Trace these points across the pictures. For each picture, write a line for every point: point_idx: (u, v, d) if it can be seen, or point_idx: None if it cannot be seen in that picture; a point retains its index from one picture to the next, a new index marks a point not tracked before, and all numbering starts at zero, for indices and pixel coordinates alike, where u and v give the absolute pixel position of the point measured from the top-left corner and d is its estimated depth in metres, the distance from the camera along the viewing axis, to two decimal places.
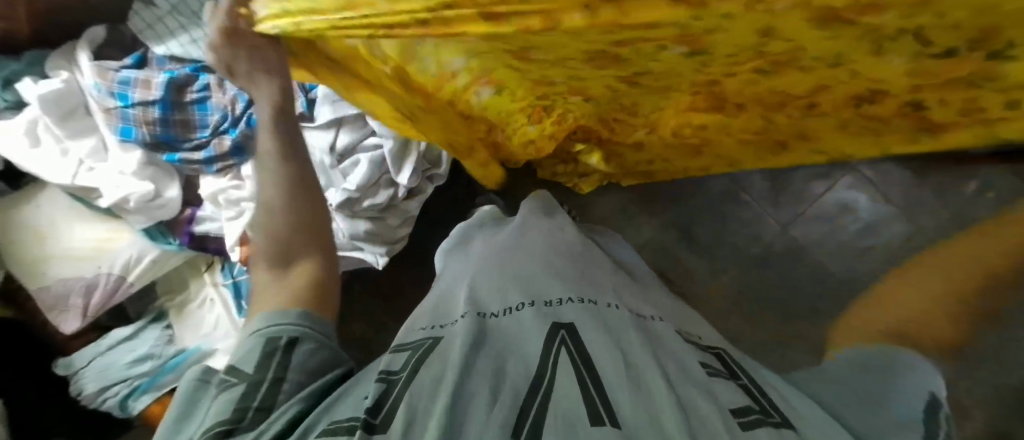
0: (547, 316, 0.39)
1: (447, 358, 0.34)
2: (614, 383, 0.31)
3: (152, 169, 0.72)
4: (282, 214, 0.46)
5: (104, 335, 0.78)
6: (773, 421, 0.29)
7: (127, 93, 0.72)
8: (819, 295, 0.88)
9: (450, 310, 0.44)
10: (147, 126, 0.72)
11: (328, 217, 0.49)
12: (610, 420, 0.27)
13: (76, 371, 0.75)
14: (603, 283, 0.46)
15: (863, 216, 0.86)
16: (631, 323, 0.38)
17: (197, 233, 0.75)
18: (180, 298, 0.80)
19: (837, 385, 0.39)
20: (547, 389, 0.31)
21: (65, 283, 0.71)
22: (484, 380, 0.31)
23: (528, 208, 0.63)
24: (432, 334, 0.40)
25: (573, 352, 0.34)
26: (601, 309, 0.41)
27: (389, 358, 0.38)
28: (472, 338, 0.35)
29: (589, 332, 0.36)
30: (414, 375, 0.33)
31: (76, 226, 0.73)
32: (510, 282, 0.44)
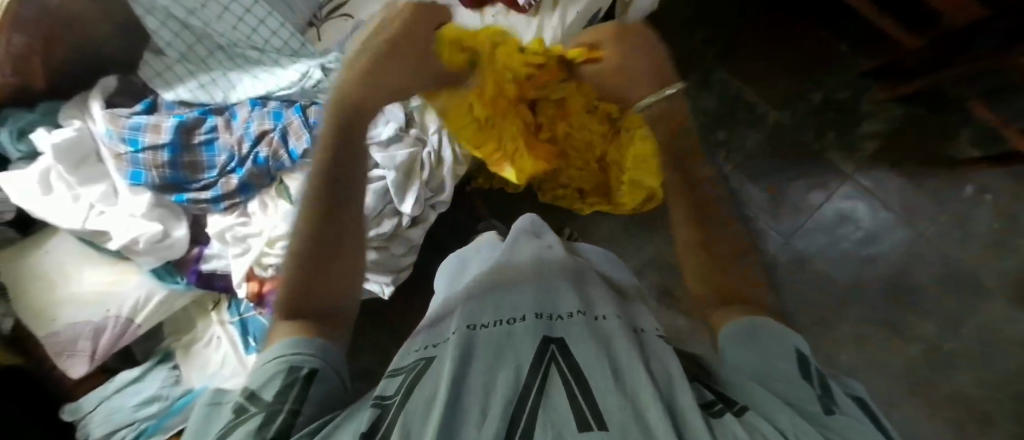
0: (537, 330, 0.39)
1: (439, 376, 0.35)
2: (603, 390, 0.32)
3: (160, 209, 0.74)
4: (309, 249, 0.47)
5: (110, 379, 0.77)
6: (736, 409, 0.32)
7: (137, 138, 0.74)
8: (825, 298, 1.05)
9: (443, 328, 0.44)
10: (157, 170, 0.74)
11: (347, 263, 0.50)
12: (596, 424, 0.29)
13: (83, 415, 0.75)
14: (593, 294, 0.47)
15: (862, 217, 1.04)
16: (619, 330, 0.40)
17: (205, 271, 0.76)
18: (187, 338, 0.80)
19: (744, 352, 0.39)
20: (537, 400, 0.32)
21: (73, 328, 0.71)
22: (477, 396, 0.32)
23: (519, 227, 0.63)
24: (426, 354, 0.40)
25: (563, 365, 0.35)
26: (589, 321, 0.42)
27: (385, 383, 0.38)
28: (462, 354, 0.36)
29: (577, 344, 0.38)
30: (407, 397, 0.34)
31: (86, 270, 0.74)
32: (496, 299, 0.45)
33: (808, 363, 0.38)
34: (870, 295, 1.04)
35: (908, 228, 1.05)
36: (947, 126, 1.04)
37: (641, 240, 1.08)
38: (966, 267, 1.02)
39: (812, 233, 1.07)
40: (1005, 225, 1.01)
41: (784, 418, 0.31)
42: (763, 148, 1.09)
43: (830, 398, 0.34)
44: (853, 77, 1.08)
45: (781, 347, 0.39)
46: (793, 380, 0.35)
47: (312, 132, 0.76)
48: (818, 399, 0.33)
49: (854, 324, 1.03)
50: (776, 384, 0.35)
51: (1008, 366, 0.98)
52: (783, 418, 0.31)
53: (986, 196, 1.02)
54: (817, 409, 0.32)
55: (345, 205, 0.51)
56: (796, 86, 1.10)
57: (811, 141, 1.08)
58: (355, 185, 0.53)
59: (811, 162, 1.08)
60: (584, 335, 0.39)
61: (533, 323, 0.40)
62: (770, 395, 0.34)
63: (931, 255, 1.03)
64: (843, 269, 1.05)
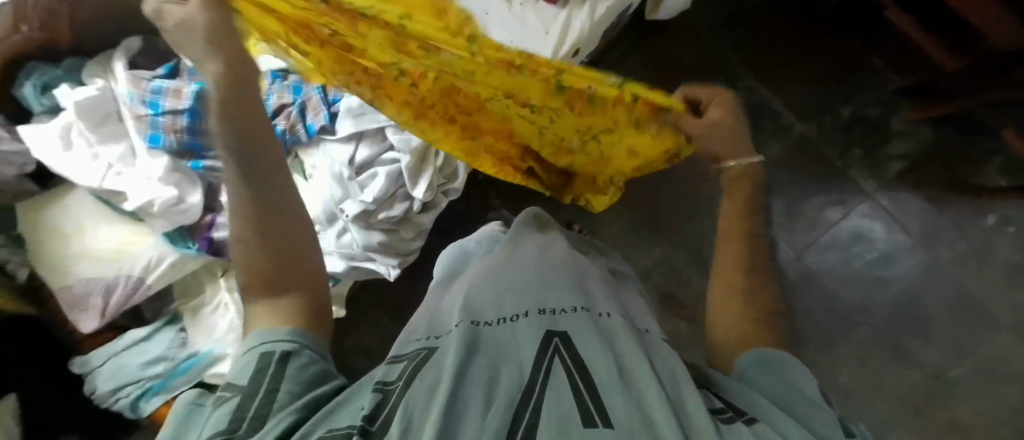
0: (542, 325, 0.39)
1: (442, 366, 0.35)
2: (608, 386, 0.32)
3: (178, 175, 0.74)
4: (252, 251, 0.42)
5: (120, 336, 0.79)
6: (745, 418, 0.32)
7: (158, 102, 0.74)
8: (832, 319, 1.04)
9: (446, 320, 0.44)
10: (175, 134, 0.74)
11: (306, 248, 0.44)
12: (602, 420, 0.29)
13: (90, 370, 0.76)
14: (596, 291, 0.47)
15: (880, 246, 1.04)
16: (624, 329, 0.40)
17: (216, 239, 0.76)
18: (195, 302, 0.81)
19: (773, 380, 0.38)
20: (542, 395, 0.32)
21: (86, 283, 0.73)
22: (481, 388, 0.33)
23: (521, 221, 0.62)
24: (428, 344, 0.40)
25: (567, 360, 0.35)
26: (592, 317, 0.42)
27: (385, 369, 0.38)
28: (466, 346, 0.36)
29: (582, 339, 0.38)
30: (408, 385, 0.33)
31: (102, 227, 0.75)
32: (501, 295, 0.45)
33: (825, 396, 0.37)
34: (880, 318, 1.03)
35: (925, 253, 1.03)
36: (975, 153, 1.01)
37: (647, 243, 1.08)
38: (979, 298, 1.01)
39: (826, 251, 1.06)
40: None
41: (798, 436, 0.31)
42: (784, 160, 1.07)
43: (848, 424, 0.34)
44: (883, 94, 1.05)
45: (802, 376, 0.38)
46: (813, 402, 0.35)
47: (330, 108, 0.75)
48: (839, 423, 0.33)
49: (858, 345, 1.03)
50: (797, 409, 0.35)
51: (1008, 400, 0.98)
52: (793, 431, 0.31)
53: (1008, 227, 1.01)
54: (836, 428, 0.33)
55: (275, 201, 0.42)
56: (826, 99, 1.07)
57: (834, 156, 1.06)
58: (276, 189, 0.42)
59: (832, 178, 1.06)
60: (589, 330, 0.39)
61: (536, 319, 0.40)
62: (780, 409, 0.35)
63: (945, 282, 1.02)
64: (850, 288, 1.04)
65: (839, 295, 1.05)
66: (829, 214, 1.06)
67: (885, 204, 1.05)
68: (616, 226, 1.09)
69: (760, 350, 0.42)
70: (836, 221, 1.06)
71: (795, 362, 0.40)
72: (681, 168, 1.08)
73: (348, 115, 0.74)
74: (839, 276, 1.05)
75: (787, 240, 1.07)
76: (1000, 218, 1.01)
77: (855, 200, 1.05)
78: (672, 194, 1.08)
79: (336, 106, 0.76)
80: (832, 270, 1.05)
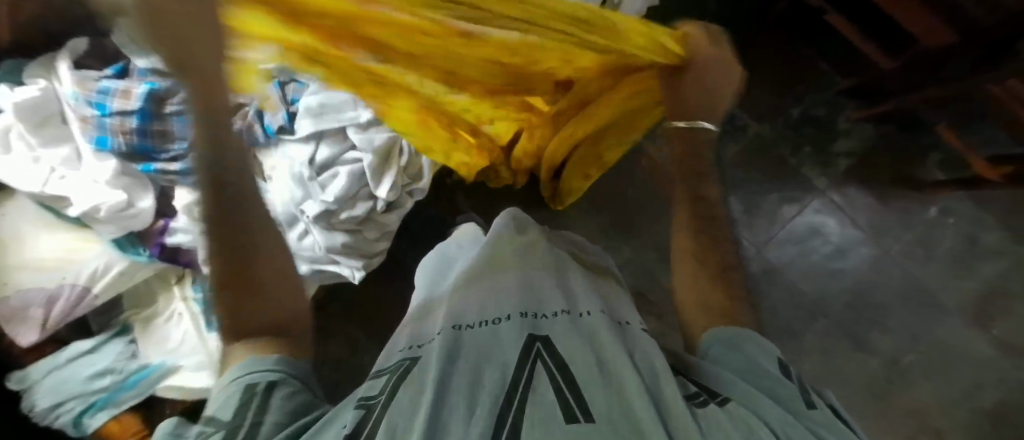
0: (524, 327, 0.40)
1: (423, 377, 0.35)
2: (590, 385, 0.33)
3: (127, 178, 0.71)
4: (231, 299, 0.42)
5: (63, 348, 0.73)
6: (719, 400, 0.34)
7: (105, 102, 0.71)
8: (792, 311, 1.08)
9: (429, 328, 0.44)
10: (123, 136, 0.71)
11: (291, 304, 0.45)
12: (584, 417, 0.30)
13: (30, 385, 0.70)
14: (577, 289, 0.48)
15: (833, 239, 1.09)
16: (606, 325, 0.40)
17: (169, 245, 0.74)
18: (147, 313, 0.78)
19: (736, 354, 0.41)
20: (523, 399, 0.32)
21: (24, 294, 0.68)
22: (462, 397, 0.32)
23: (504, 219, 0.61)
24: (409, 354, 0.40)
25: (549, 362, 0.35)
26: (574, 318, 0.42)
27: (367, 385, 0.38)
28: (446, 355, 0.36)
29: (563, 341, 0.38)
30: (390, 400, 0.33)
31: (43, 236, 0.70)
32: (484, 297, 0.45)
33: (787, 368, 0.40)
34: (837, 308, 1.08)
35: (875, 245, 1.09)
36: (917, 149, 1.07)
37: (615, 243, 1.10)
38: (926, 285, 1.07)
39: (784, 245, 1.10)
40: (966, 245, 1.06)
41: (773, 416, 0.33)
42: (741, 159, 1.11)
43: (809, 394, 0.37)
44: (830, 95, 1.10)
45: (762, 346, 0.42)
46: (774, 378, 0.38)
47: (289, 108, 0.74)
48: (802, 395, 0.36)
49: (816, 335, 1.07)
50: (762, 381, 0.38)
51: (957, 380, 1.04)
52: (771, 412, 0.33)
53: (948, 218, 1.07)
54: (800, 402, 0.35)
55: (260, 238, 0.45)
56: (778, 99, 1.11)
57: (788, 154, 1.11)
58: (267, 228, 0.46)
59: (786, 176, 1.11)
60: (570, 332, 0.39)
61: (518, 322, 0.40)
62: (750, 385, 0.37)
63: (895, 272, 1.08)
64: (808, 280, 1.09)
65: (798, 288, 1.09)
66: (786, 210, 1.11)
67: (837, 199, 1.10)
68: (583, 226, 1.10)
69: (726, 327, 0.44)
70: (792, 216, 1.10)
71: (760, 341, 0.42)
72: (643, 169, 1.11)
73: (306, 114, 0.72)
74: (797, 270, 1.09)
75: (748, 236, 1.10)
76: (941, 209, 1.07)
77: (809, 197, 1.10)
78: (637, 195, 1.11)
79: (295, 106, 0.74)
80: (790, 264, 1.10)
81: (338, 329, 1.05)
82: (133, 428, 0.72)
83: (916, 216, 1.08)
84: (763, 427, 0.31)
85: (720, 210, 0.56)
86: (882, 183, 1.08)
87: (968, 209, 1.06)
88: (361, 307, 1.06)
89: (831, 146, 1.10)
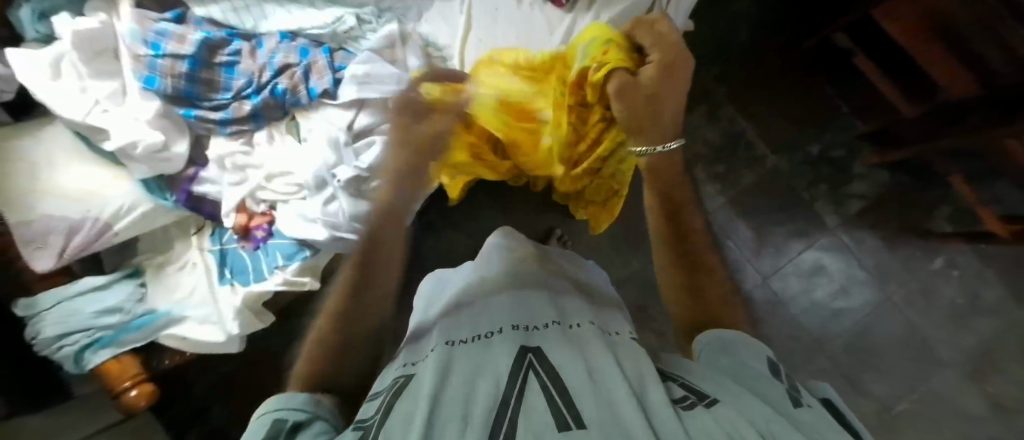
0: (515, 342, 0.42)
1: (419, 390, 0.36)
2: (580, 393, 0.34)
3: (165, 120, 0.72)
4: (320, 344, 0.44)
5: (73, 281, 0.72)
6: (707, 401, 0.34)
7: (160, 44, 0.72)
8: (791, 345, 1.09)
9: (422, 346, 0.47)
10: (172, 78, 0.72)
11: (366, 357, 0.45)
12: (575, 424, 0.31)
13: (36, 313, 0.68)
14: (569, 306, 0.51)
15: (838, 278, 1.11)
16: (593, 338, 0.42)
17: (195, 193, 0.75)
18: (161, 259, 0.79)
19: (732, 359, 0.41)
20: (516, 406, 0.33)
21: (48, 221, 0.67)
22: (457, 408, 0.33)
23: (498, 242, 0.65)
24: (406, 371, 0.42)
25: (540, 373, 0.37)
26: (564, 329, 0.45)
27: (365, 405, 0.38)
28: (441, 370, 0.38)
29: (553, 351, 0.41)
30: (386, 415, 0.34)
31: (75, 167, 0.71)
32: (474, 316, 0.48)
33: (776, 367, 0.39)
34: (835, 347, 1.09)
35: (879, 288, 1.10)
36: (928, 200, 1.10)
37: (625, 256, 1.11)
38: (925, 335, 1.08)
39: (789, 278, 1.12)
40: (967, 299, 1.08)
41: (758, 412, 0.32)
42: (757, 189, 1.14)
43: (797, 392, 0.36)
44: (848, 138, 1.13)
45: (753, 349, 0.41)
46: (760, 377, 0.37)
47: (336, 74, 0.76)
48: (788, 394, 0.35)
49: (813, 372, 1.08)
50: (753, 383, 0.37)
51: (948, 433, 1.04)
52: (758, 410, 0.32)
53: (952, 270, 1.09)
54: (786, 401, 0.34)
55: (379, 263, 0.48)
56: (796, 136, 1.15)
57: (802, 190, 1.13)
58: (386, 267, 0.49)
59: (798, 211, 1.13)
60: (560, 342, 0.42)
61: (509, 336, 0.43)
62: (737, 384, 0.37)
63: (897, 317, 1.09)
64: (809, 316, 1.10)
65: (799, 322, 1.10)
66: (794, 245, 1.12)
67: (845, 239, 1.12)
68: (596, 236, 1.11)
69: (734, 331, 0.44)
70: (800, 251, 1.12)
71: (754, 345, 0.41)
72: None
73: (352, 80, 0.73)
74: (799, 304, 1.11)
75: (754, 265, 1.12)
76: (946, 261, 1.09)
77: (817, 234, 1.12)
78: None
79: (341, 73, 0.76)
80: (793, 297, 1.11)
81: None
82: (132, 371, 0.67)
83: (921, 265, 1.10)
84: (748, 422, 0.31)
85: (696, 224, 0.56)
86: (890, 229, 1.11)
87: (971, 264, 1.08)
88: None
89: (843, 187, 1.12)
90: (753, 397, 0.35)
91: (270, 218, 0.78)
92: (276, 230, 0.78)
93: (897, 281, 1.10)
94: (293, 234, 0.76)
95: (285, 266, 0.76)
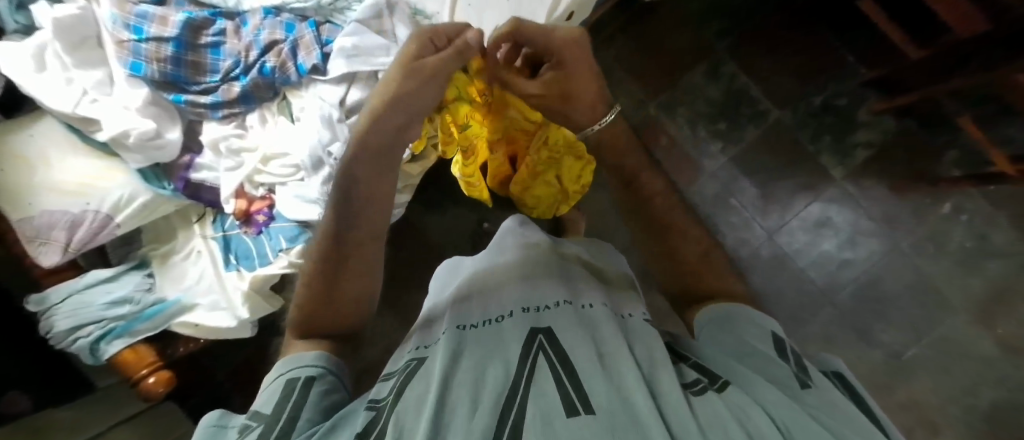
0: (526, 323, 0.41)
1: (430, 377, 0.37)
2: (591, 377, 0.34)
3: (155, 108, 0.72)
4: (310, 289, 0.47)
5: (82, 274, 0.73)
6: (717, 386, 0.35)
7: (142, 27, 0.70)
8: (798, 299, 1.10)
9: (436, 327, 0.46)
10: (158, 64, 0.71)
11: (350, 307, 0.46)
12: (584, 409, 0.31)
13: (48, 308, 0.69)
14: (579, 281, 0.49)
15: (845, 230, 1.10)
16: (607, 318, 0.41)
17: (193, 180, 0.75)
18: (165, 249, 0.79)
19: (733, 335, 0.42)
20: (525, 391, 0.34)
21: (50, 216, 0.67)
22: (466, 394, 0.34)
23: (505, 227, 0.61)
24: (417, 354, 0.42)
25: (550, 355, 0.37)
26: (576, 309, 0.43)
27: (378, 386, 0.40)
28: (451, 354, 0.38)
29: (565, 333, 0.39)
30: (399, 399, 0.35)
31: (70, 159, 0.70)
32: (483, 297, 0.46)
33: (783, 343, 0.41)
34: (844, 299, 1.09)
35: (886, 238, 1.09)
36: (935, 145, 1.07)
37: None
38: (935, 282, 1.07)
39: (795, 233, 1.11)
40: (978, 245, 1.06)
41: (773, 406, 0.33)
42: (759, 145, 1.12)
43: (805, 374, 0.37)
44: (853, 85, 1.10)
45: (756, 325, 0.42)
46: (768, 358, 0.39)
47: (323, 49, 0.73)
48: (794, 375, 0.36)
49: (821, 323, 1.08)
50: (755, 363, 0.39)
51: (958, 378, 1.04)
52: (771, 396, 0.34)
53: (961, 216, 1.07)
54: (793, 382, 0.36)
55: (368, 204, 0.47)
56: (798, 86, 1.12)
57: (805, 143, 1.11)
58: (381, 214, 0.48)
59: (802, 164, 1.11)
60: (572, 323, 0.41)
61: (521, 318, 0.42)
62: (748, 368, 0.38)
63: (905, 266, 1.08)
64: (817, 270, 1.10)
65: (806, 276, 1.10)
66: (800, 199, 1.11)
67: (851, 191, 1.10)
68: (599, 201, 1.11)
69: (721, 305, 0.46)
70: (806, 205, 1.11)
71: (753, 317, 0.43)
72: (663, 147, 1.14)
73: (339, 54, 0.71)
74: (806, 259, 1.10)
75: (760, 222, 1.11)
76: (954, 207, 1.07)
77: (822, 188, 1.11)
78: None
79: (329, 47, 0.73)
80: (800, 252, 1.11)
81: None
82: (148, 359, 0.68)
83: (930, 213, 1.08)
84: (762, 414, 0.32)
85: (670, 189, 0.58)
86: (897, 179, 1.09)
87: (982, 208, 1.06)
88: None
89: (847, 138, 1.10)
90: (760, 379, 0.36)
91: (270, 202, 0.78)
92: (277, 213, 0.78)
93: (905, 231, 1.08)
94: (294, 217, 0.75)
95: (290, 249, 0.76)
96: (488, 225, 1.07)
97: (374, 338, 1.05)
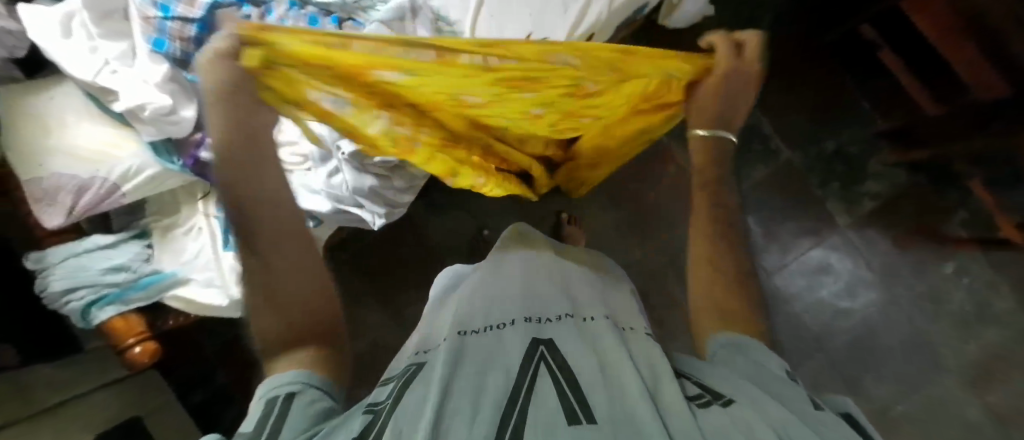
0: (528, 332, 0.41)
1: (429, 380, 0.35)
2: (593, 389, 0.34)
3: (174, 85, 0.71)
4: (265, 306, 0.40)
5: (82, 238, 0.74)
6: (723, 401, 0.33)
7: (170, 6, 0.72)
8: (791, 342, 1.08)
9: (436, 334, 0.45)
10: (181, 42, 0.73)
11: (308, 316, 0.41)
12: (586, 418, 0.31)
13: (46, 266, 0.71)
14: (579, 295, 0.49)
15: (844, 278, 1.09)
16: (608, 331, 0.41)
17: (203, 159, 0.75)
18: (168, 222, 0.80)
19: (745, 358, 0.39)
20: (526, 401, 0.32)
21: (57, 178, 0.69)
22: (467, 398, 0.33)
23: (505, 240, 0.60)
24: (417, 360, 0.41)
25: (552, 364, 0.36)
26: (578, 322, 0.43)
27: (377, 391, 0.38)
28: (452, 358, 0.37)
29: (566, 345, 0.39)
30: (399, 402, 0.33)
31: (86, 125, 0.72)
32: (486, 305, 0.46)
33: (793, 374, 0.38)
34: (837, 348, 1.08)
35: (885, 291, 1.08)
36: (943, 204, 1.07)
37: (628, 243, 1.11)
38: (930, 341, 1.06)
39: (793, 276, 1.10)
40: (976, 308, 1.05)
41: (779, 415, 0.31)
42: (768, 182, 1.12)
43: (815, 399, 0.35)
44: (867, 134, 1.09)
45: (769, 354, 0.39)
46: (782, 381, 0.36)
47: None
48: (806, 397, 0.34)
49: (812, 370, 1.07)
50: (770, 384, 0.36)
51: None
52: (778, 411, 0.31)
53: (962, 278, 1.06)
54: (806, 403, 0.34)
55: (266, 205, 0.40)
56: (812, 129, 1.12)
57: (814, 186, 1.11)
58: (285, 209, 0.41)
59: (808, 207, 1.11)
60: (572, 336, 0.41)
61: (522, 327, 0.42)
62: (753, 384, 0.35)
63: (901, 322, 1.07)
64: (812, 315, 1.09)
65: (801, 320, 1.09)
66: (802, 242, 1.11)
67: (855, 240, 1.10)
68: (601, 222, 1.11)
69: (727, 331, 0.42)
70: (807, 249, 1.10)
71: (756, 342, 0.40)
72: (672, 174, 1.13)
73: None
74: (803, 303, 1.09)
75: (759, 261, 1.11)
76: (956, 267, 1.06)
77: (825, 234, 1.10)
78: (657, 199, 1.12)
79: None
80: (796, 296, 1.10)
81: (343, 278, 1.06)
82: (137, 329, 0.70)
83: (932, 271, 1.07)
84: (767, 425, 0.30)
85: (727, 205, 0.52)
86: (902, 233, 1.08)
87: (983, 272, 1.06)
88: (365, 259, 1.07)
89: (856, 186, 1.10)
90: (767, 395, 0.34)
91: None
92: None
93: (904, 286, 1.08)
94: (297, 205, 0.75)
95: None
96: (487, 233, 1.07)
97: (361, 333, 1.06)
